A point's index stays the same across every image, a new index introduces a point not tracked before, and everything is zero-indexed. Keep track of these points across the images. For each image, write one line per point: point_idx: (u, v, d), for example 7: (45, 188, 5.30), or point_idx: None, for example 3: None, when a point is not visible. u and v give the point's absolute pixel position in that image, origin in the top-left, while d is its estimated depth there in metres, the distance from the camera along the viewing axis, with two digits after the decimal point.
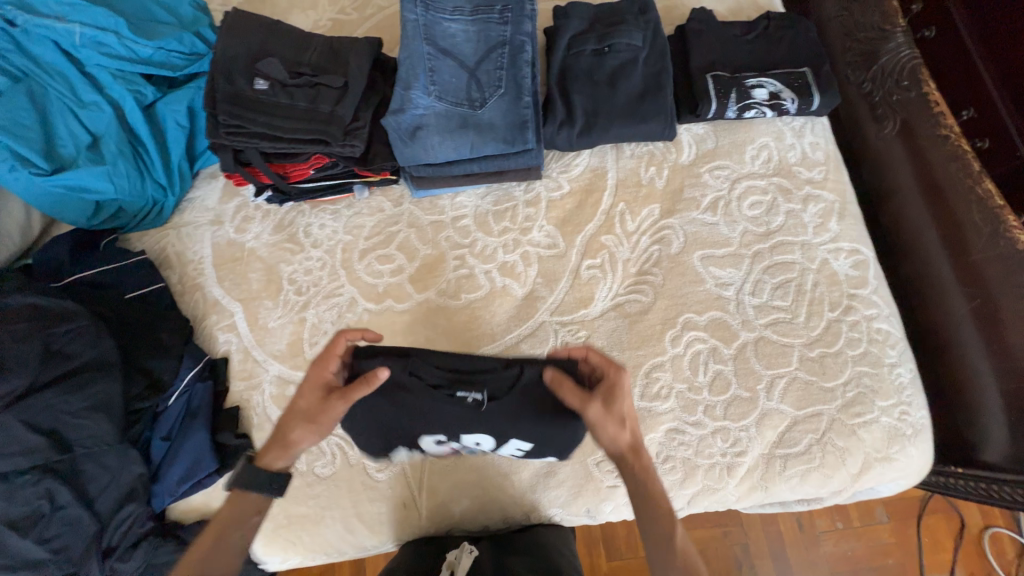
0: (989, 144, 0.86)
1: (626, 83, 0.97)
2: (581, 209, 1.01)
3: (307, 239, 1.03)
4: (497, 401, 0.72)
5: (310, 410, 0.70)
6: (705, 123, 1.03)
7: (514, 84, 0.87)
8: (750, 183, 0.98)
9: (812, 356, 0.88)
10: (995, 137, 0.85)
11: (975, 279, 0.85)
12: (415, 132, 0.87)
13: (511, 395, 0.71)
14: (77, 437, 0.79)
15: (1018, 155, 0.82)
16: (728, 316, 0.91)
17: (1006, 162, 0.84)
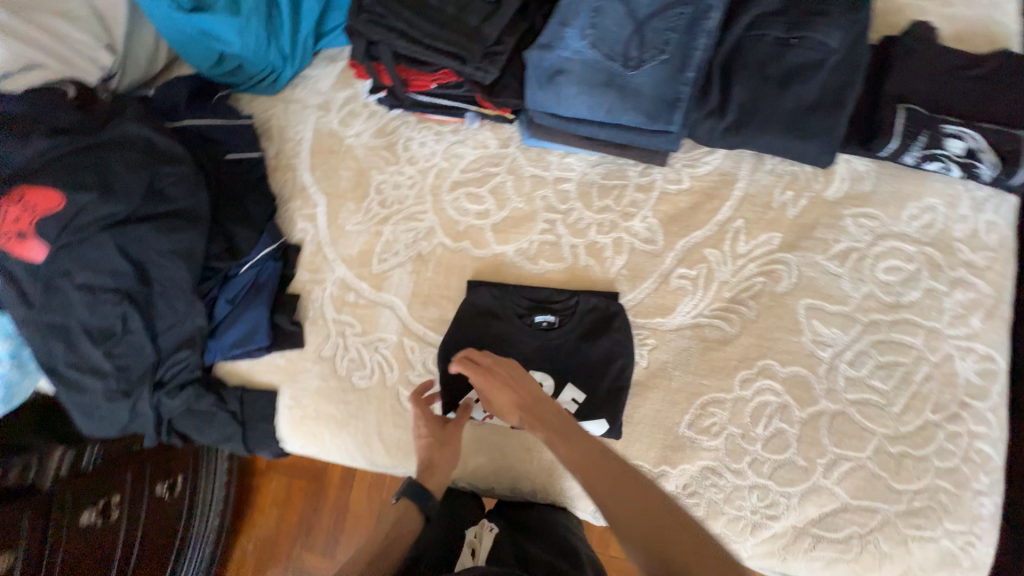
0: None
1: (802, 87, 0.83)
2: (693, 211, 0.91)
3: (405, 153, 1.00)
4: (566, 323, 0.87)
5: (435, 442, 0.77)
6: (870, 160, 0.89)
7: (681, 54, 0.76)
8: (895, 245, 0.85)
9: (890, 450, 0.79)
10: None
11: None
12: (553, 76, 0.80)
13: (572, 320, 0.87)
14: (160, 275, 0.84)
15: None
16: (813, 378, 0.83)
17: None
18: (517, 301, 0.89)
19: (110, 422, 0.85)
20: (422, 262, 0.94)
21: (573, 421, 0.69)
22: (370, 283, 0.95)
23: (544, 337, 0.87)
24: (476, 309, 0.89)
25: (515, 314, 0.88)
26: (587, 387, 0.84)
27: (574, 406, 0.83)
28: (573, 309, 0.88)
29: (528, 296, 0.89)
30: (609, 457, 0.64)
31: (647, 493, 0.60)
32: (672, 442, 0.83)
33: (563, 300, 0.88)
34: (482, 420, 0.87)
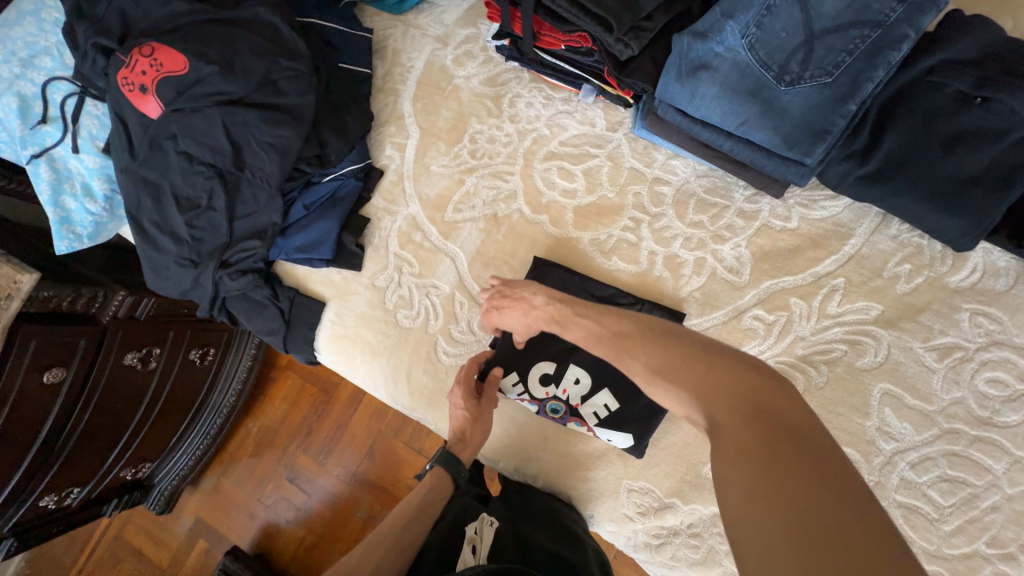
0: None
1: (974, 154, 0.72)
2: (791, 254, 0.84)
3: (509, 109, 0.96)
4: None
5: (468, 418, 0.80)
6: (1015, 257, 0.78)
7: (848, 81, 0.67)
8: (1011, 357, 0.75)
9: (923, 566, 0.73)
10: None
11: None
12: (695, 70, 0.73)
13: None
14: (252, 163, 0.85)
15: None
16: (863, 466, 0.76)
17: None
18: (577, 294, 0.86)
19: (174, 284, 0.91)
20: (495, 224, 0.92)
21: (582, 301, 0.71)
22: (439, 229, 0.94)
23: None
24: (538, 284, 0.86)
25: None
26: (623, 398, 0.80)
27: (605, 413, 0.81)
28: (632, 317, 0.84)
29: (590, 291, 0.86)
30: (613, 323, 0.65)
31: (662, 343, 0.58)
32: (692, 479, 0.79)
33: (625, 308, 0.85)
34: (509, 400, 0.86)
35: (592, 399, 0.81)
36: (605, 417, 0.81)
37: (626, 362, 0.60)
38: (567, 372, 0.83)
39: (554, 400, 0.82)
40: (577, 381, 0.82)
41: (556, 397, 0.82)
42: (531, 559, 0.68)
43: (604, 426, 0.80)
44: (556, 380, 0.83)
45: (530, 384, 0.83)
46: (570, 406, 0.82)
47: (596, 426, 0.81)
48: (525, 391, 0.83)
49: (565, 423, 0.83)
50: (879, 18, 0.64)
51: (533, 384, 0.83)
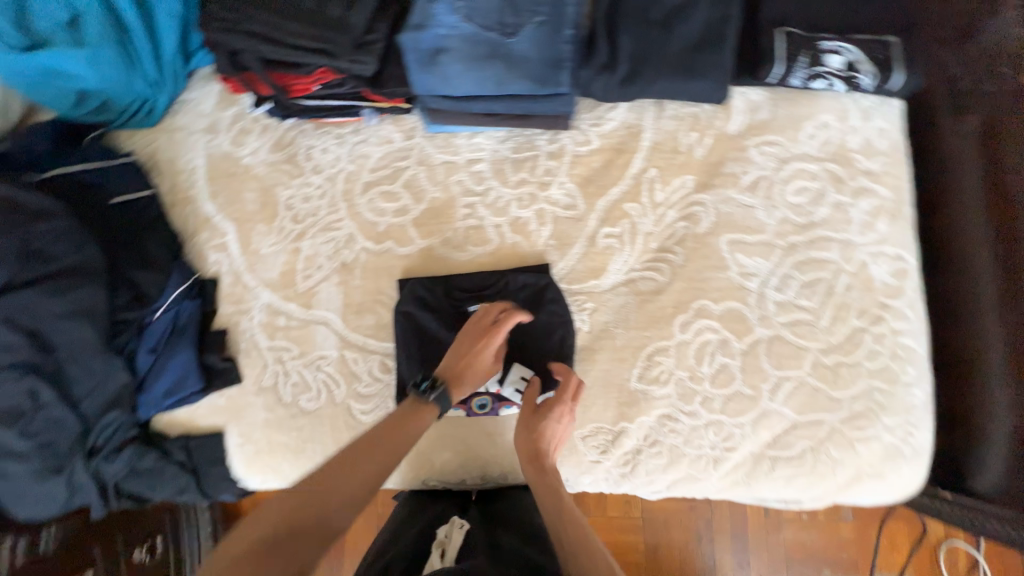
0: None
1: (684, 27, 0.84)
2: (607, 169, 0.91)
3: (308, 163, 0.95)
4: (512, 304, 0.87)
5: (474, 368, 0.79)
6: (763, 89, 0.90)
7: (556, 13, 0.75)
8: (799, 166, 0.88)
9: (826, 363, 0.82)
10: None
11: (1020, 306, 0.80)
12: (434, 56, 0.76)
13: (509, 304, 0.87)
14: (60, 340, 0.77)
15: None
16: (746, 309, 0.85)
17: None
18: (452, 293, 0.88)
19: (48, 501, 0.80)
20: (348, 272, 0.91)
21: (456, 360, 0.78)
22: (298, 303, 0.91)
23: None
24: (410, 306, 0.86)
25: (453, 306, 0.87)
26: (533, 362, 0.86)
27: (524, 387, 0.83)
28: (502, 288, 0.88)
29: (460, 286, 0.88)
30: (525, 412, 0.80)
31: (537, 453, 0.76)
32: (626, 398, 0.84)
33: (495, 285, 0.88)
34: (435, 416, 0.86)
35: (508, 377, 0.83)
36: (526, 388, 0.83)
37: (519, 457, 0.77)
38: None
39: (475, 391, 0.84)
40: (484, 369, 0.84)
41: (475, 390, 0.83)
42: (502, 551, 0.67)
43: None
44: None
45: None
46: (489, 395, 0.83)
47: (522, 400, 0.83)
48: None
49: (496, 412, 0.84)
50: None
51: None
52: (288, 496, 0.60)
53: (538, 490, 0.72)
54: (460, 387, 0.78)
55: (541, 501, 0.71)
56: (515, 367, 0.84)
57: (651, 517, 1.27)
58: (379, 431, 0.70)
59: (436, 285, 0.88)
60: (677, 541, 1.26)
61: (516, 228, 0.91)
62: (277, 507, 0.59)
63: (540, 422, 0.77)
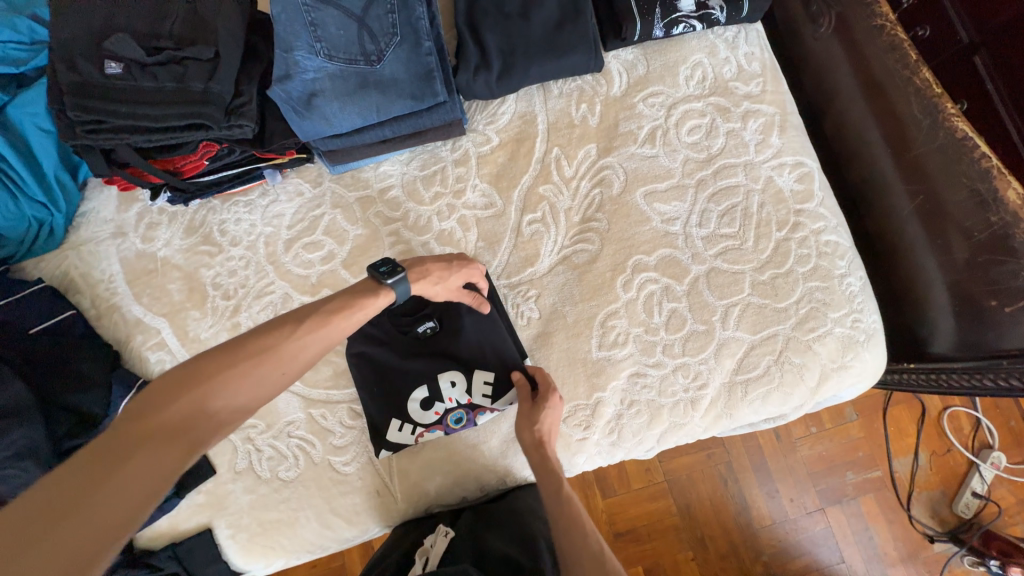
0: (930, 31, 0.87)
1: (541, 11, 0.87)
2: (513, 161, 0.93)
3: (224, 238, 0.94)
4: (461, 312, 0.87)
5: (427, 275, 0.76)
6: (633, 47, 0.94)
7: (412, 30, 0.77)
8: (687, 107, 0.91)
9: (763, 279, 0.86)
10: (935, 23, 0.86)
11: (919, 175, 0.85)
12: (309, 100, 0.76)
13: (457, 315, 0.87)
14: (9, 488, 0.75)
15: (959, 40, 0.84)
16: (678, 252, 0.88)
17: (948, 47, 0.85)
18: (396, 320, 0.87)
19: None
20: None
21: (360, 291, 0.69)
22: None
23: (432, 344, 0.86)
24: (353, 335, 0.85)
25: (400, 332, 0.86)
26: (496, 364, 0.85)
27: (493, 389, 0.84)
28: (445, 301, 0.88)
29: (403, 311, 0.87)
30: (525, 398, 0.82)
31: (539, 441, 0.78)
32: (593, 369, 0.86)
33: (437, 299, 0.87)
34: (416, 445, 0.85)
35: (475, 384, 0.84)
36: (495, 390, 0.84)
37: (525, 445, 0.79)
38: (440, 382, 0.84)
39: (447, 408, 0.83)
40: (450, 384, 0.84)
41: (446, 407, 0.83)
42: (484, 562, 0.73)
43: (500, 396, 0.84)
44: (437, 397, 0.84)
45: (419, 416, 0.83)
46: (461, 408, 0.84)
47: (494, 403, 0.84)
48: (419, 425, 0.83)
49: (474, 422, 0.84)
50: None
51: (421, 416, 0.83)
52: (179, 401, 0.52)
53: (539, 468, 0.77)
54: (420, 283, 0.75)
55: (544, 472, 0.76)
56: (480, 372, 0.84)
57: (675, 477, 1.27)
58: (274, 342, 0.59)
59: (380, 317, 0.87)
60: (706, 493, 1.27)
61: (444, 241, 0.92)
62: (167, 406, 0.52)
63: (540, 412, 0.79)
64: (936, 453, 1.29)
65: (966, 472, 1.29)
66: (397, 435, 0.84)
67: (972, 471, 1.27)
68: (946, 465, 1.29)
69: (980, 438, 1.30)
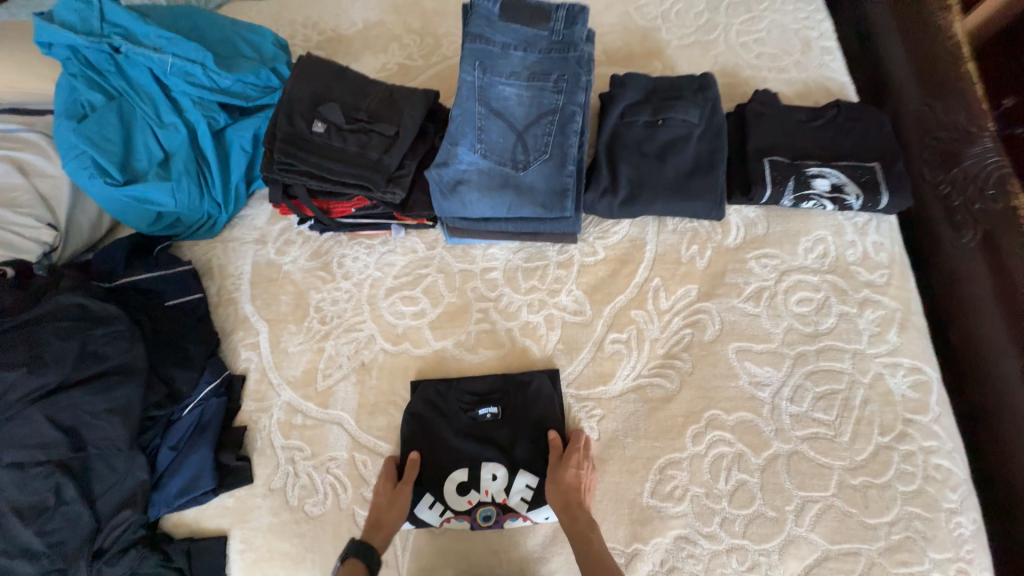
0: None
1: (676, 158, 0.94)
2: (613, 279, 0.97)
3: (340, 270, 1.05)
4: (520, 405, 0.89)
5: (386, 501, 0.81)
6: (756, 207, 0.97)
7: (560, 152, 0.85)
8: (800, 278, 0.91)
9: (853, 484, 0.78)
10: None
11: None
12: (455, 186, 0.86)
13: (517, 408, 0.88)
14: (93, 437, 0.82)
15: None
16: (760, 421, 0.83)
17: None
18: (459, 397, 0.90)
19: None
20: (365, 372, 0.95)
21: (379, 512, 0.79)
22: (316, 403, 0.94)
23: (486, 432, 0.87)
24: (420, 392, 0.91)
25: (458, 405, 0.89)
26: (538, 470, 0.84)
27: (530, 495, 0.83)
28: (508, 393, 0.90)
29: (466, 390, 0.90)
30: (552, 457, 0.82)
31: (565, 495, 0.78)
32: (639, 515, 0.80)
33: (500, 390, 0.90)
34: (440, 529, 0.84)
35: (514, 486, 0.83)
36: (533, 498, 0.83)
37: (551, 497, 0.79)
38: (483, 472, 0.84)
39: (482, 501, 0.83)
40: (493, 475, 0.84)
41: (482, 500, 0.83)
42: None
43: (535, 506, 0.83)
44: (475, 486, 0.83)
45: (453, 500, 0.83)
46: (495, 507, 0.82)
47: (528, 512, 0.82)
48: (449, 509, 0.83)
49: (501, 525, 0.82)
50: (553, 106, 0.84)
51: (454, 500, 0.83)
52: None
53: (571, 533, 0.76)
54: (392, 519, 0.79)
55: (588, 562, 0.72)
56: (524, 476, 0.84)
57: None
58: None
59: (445, 387, 0.91)
60: None
61: (527, 333, 0.95)
62: None
63: (565, 475, 0.79)
64: None
65: None
66: (425, 511, 0.83)
67: None
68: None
69: None
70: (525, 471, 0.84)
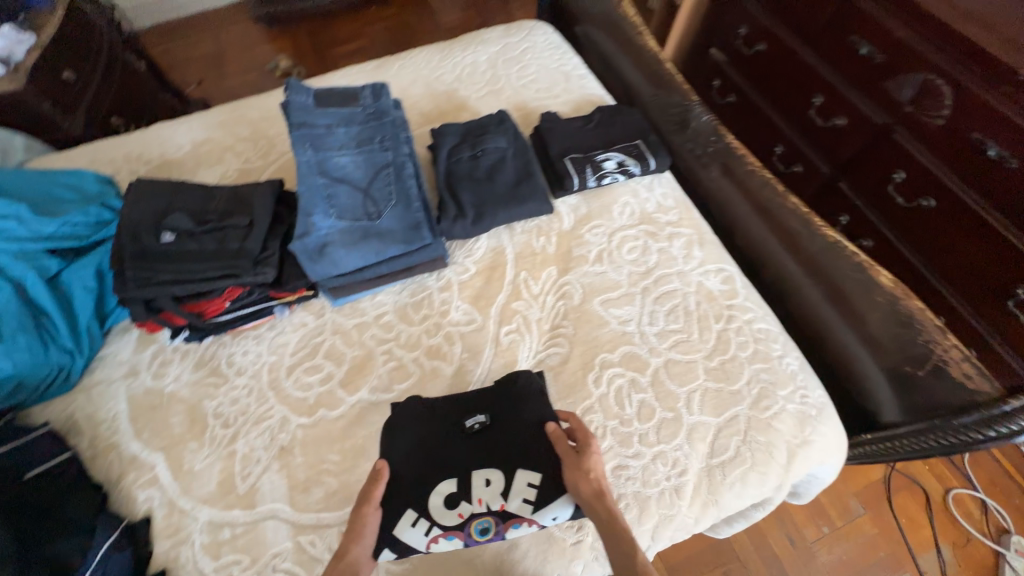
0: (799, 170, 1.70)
1: (502, 176, 1.16)
2: (489, 284, 1.12)
3: (231, 368, 1.03)
4: (513, 401, 0.91)
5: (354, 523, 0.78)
6: (575, 194, 1.22)
7: (403, 195, 1.00)
8: (623, 234, 1.15)
9: (714, 366, 0.98)
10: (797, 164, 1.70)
11: (820, 274, 1.09)
12: (322, 249, 0.94)
13: (504, 406, 0.91)
14: None
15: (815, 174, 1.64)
16: (636, 348, 1.01)
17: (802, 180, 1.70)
18: (447, 410, 0.92)
19: None
20: (288, 454, 0.93)
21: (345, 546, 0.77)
22: (242, 507, 0.89)
23: (479, 438, 0.88)
24: (405, 420, 0.91)
25: (448, 411, 0.92)
26: (537, 465, 0.85)
27: (532, 495, 0.82)
28: (494, 397, 0.93)
29: (459, 404, 0.93)
30: (562, 447, 0.83)
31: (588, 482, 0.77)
32: None
33: (491, 397, 0.93)
34: (427, 550, 0.82)
35: (513, 488, 0.83)
36: (536, 501, 0.82)
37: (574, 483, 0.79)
38: (475, 480, 0.84)
39: (481, 510, 0.82)
40: (489, 480, 0.84)
41: (484, 509, 0.82)
42: None
43: (540, 508, 0.81)
44: (467, 496, 0.83)
45: (441, 515, 0.81)
46: (491, 512, 0.82)
47: (534, 515, 0.81)
48: (447, 525, 0.81)
49: (502, 533, 0.82)
50: (385, 162, 1.00)
51: (448, 514, 0.82)
52: None
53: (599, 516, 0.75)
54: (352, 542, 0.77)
55: (613, 540, 0.71)
56: (523, 476, 0.84)
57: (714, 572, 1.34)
58: None
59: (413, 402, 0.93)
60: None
61: (435, 355, 1.04)
62: None
63: (586, 462, 0.79)
64: (957, 545, 1.48)
65: (991, 561, 1.46)
66: (416, 534, 0.80)
67: (999, 560, 1.45)
68: (917, 525, 1.51)
69: (992, 522, 1.51)
70: (523, 469, 0.84)
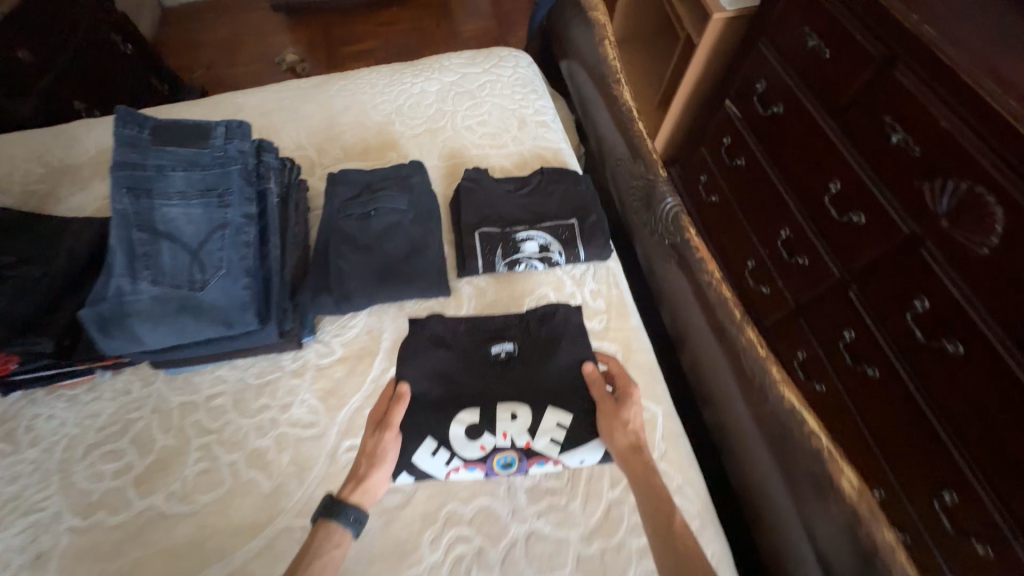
0: (806, 262, 1.38)
1: (392, 244, 0.95)
2: (349, 377, 0.91)
3: (25, 436, 0.87)
4: (530, 343, 0.87)
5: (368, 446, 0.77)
6: (485, 274, 0.99)
7: (236, 264, 0.81)
8: None
9: (590, 553, 0.73)
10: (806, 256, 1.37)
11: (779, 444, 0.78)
12: (121, 320, 0.76)
13: (532, 344, 0.87)
14: None
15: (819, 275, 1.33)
16: (496, 504, 0.78)
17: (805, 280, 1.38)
18: (470, 341, 0.88)
19: None
20: (40, 566, 0.76)
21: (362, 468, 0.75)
22: None
23: (505, 368, 0.85)
24: (420, 356, 0.85)
25: (468, 347, 0.87)
26: (564, 405, 0.81)
27: (561, 437, 0.79)
28: (528, 331, 0.89)
29: (481, 329, 0.89)
30: (594, 393, 0.80)
31: (622, 436, 0.75)
32: None
33: (512, 329, 0.89)
34: (444, 479, 0.79)
35: (542, 427, 0.79)
36: (564, 443, 0.78)
37: (605, 437, 0.77)
38: (500, 413, 0.80)
39: (505, 445, 0.78)
40: (512, 415, 0.79)
41: (509, 444, 0.78)
42: None
43: (568, 449, 0.78)
44: (491, 428, 0.79)
45: (462, 447, 0.78)
46: (513, 447, 0.78)
47: (561, 456, 0.78)
48: (464, 458, 0.78)
49: (524, 470, 0.79)
50: (225, 220, 0.82)
51: (468, 446, 0.78)
52: None
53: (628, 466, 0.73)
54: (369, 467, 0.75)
55: (644, 487, 0.70)
56: (553, 414, 0.80)
57: None
58: None
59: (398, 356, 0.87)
60: None
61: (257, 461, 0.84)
62: None
63: (621, 413, 0.77)
64: None
65: None
66: (431, 462, 0.78)
67: None
68: None
69: None
70: (553, 408, 0.80)
